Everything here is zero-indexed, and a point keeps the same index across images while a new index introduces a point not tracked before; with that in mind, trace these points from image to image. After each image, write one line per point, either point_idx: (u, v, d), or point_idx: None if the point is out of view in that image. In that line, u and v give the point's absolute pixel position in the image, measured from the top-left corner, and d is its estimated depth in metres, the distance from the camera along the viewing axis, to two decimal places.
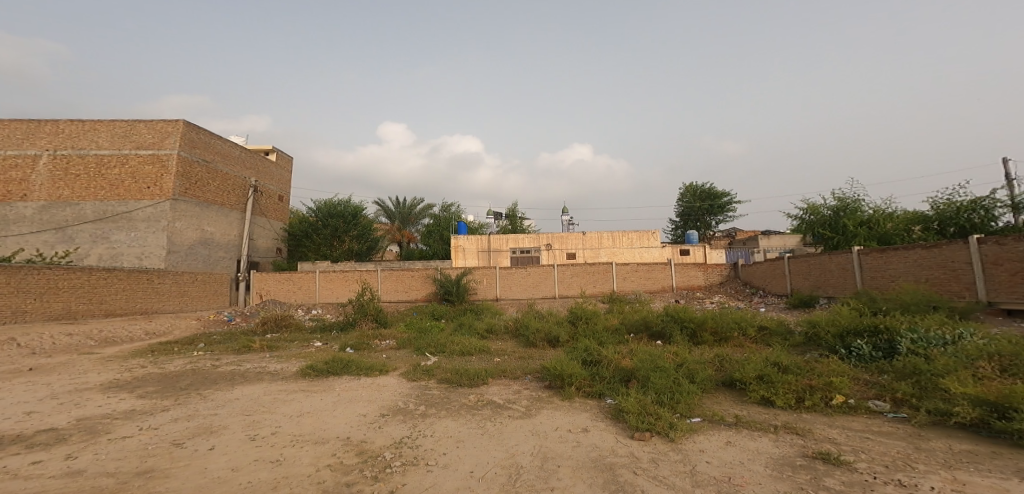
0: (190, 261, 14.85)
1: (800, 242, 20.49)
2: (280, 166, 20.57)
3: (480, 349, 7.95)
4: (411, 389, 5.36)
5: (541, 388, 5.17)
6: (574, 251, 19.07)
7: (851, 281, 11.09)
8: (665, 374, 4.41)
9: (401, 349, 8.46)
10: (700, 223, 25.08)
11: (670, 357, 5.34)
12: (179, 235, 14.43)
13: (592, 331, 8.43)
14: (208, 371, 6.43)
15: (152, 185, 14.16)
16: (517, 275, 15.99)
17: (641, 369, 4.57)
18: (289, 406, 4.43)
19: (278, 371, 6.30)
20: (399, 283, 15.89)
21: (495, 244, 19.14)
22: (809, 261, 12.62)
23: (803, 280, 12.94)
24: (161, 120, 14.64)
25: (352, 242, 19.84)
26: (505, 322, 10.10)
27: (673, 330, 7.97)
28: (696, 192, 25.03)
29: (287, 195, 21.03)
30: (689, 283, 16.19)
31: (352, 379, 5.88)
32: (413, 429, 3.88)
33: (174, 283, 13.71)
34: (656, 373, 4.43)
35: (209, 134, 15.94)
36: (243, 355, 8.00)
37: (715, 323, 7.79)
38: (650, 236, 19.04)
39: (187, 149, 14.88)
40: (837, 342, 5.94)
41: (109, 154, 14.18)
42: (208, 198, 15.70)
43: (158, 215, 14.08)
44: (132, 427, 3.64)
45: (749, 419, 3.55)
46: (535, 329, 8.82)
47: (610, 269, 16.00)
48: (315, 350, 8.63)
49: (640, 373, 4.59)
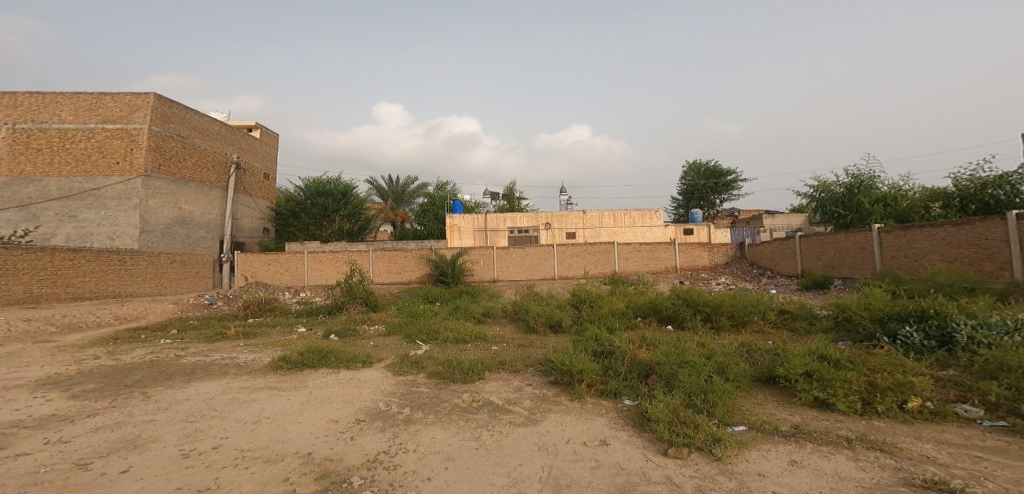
0: (167, 241, 13.98)
1: (806, 221, 19.81)
2: (265, 143, 19.42)
3: (477, 335, 7.24)
4: (396, 386, 4.66)
5: (546, 384, 4.48)
6: (574, 231, 18.31)
7: (870, 261, 10.42)
8: (693, 368, 3.72)
9: (390, 336, 7.75)
10: (703, 202, 24.32)
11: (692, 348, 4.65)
12: (153, 213, 13.53)
13: (598, 316, 7.77)
14: (168, 364, 5.68)
15: (122, 161, 13.18)
16: (514, 255, 15.28)
17: (663, 362, 3.87)
18: (246, 410, 3.70)
19: (247, 364, 5.57)
20: (391, 264, 15.13)
21: (491, 223, 18.34)
22: (823, 240, 11.92)
23: (815, 260, 12.27)
24: (129, 93, 13.52)
25: (342, 222, 18.96)
26: (503, 305, 9.39)
27: (686, 315, 7.29)
28: (700, 170, 24.21)
29: (274, 174, 19.95)
30: (694, 264, 15.53)
31: (331, 373, 5.16)
32: (391, 441, 3.17)
33: (149, 264, 12.86)
34: (683, 368, 3.73)
35: (184, 109, 14.84)
36: (215, 343, 7.26)
37: (732, 306, 7.12)
38: (653, 215, 18.30)
39: (160, 124, 13.81)
40: (878, 329, 5.23)
41: (74, 128, 13.10)
42: (185, 176, 14.74)
43: (129, 192, 13.13)
44: (37, 441, 2.90)
45: (810, 428, 2.86)
46: (536, 313, 8.15)
47: (612, 249, 15.29)
48: (296, 337, 7.92)
49: (663, 368, 3.89)
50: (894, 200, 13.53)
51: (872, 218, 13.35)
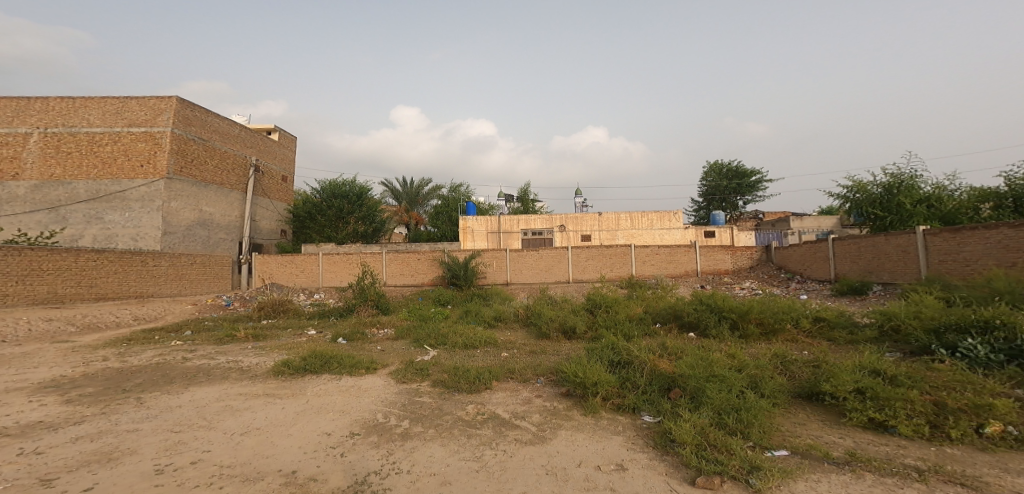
0: (188, 242, 14.20)
1: (837, 223, 18.87)
2: (284, 145, 19.65)
3: (487, 341, 6.94)
4: (398, 395, 4.40)
5: (557, 396, 4.13)
6: (591, 233, 17.87)
7: (913, 265, 9.69)
8: (723, 382, 3.32)
9: (398, 340, 7.53)
10: (726, 203, 23.50)
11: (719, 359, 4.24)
12: (175, 215, 13.76)
13: (614, 321, 7.38)
14: (171, 367, 5.56)
15: (145, 163, 13.44)
16: (529, 257, 14.96)
17: (689, 374, 3.49)
18: (235, 420, 3.48)
19: (249, 368, 5.40)
20: (405, 267, 15.01)
21: (507, 225, 18.07)
22: (860, 243, 11.19)
23: (850, 264, 11.53)
24: (153, 97, 13.80)
25: (358, 224, 18.99)
26: (515, 309, 9.06)
27: (711, 322, 6.81)
28: (722, 170, 23.44)
29: (292, 176, 20.16)
30: (717, 267, 14.89)
31: (332, 380, 4.93)
32: (384, 460, 2.88)
33: (170, 265, 13.06)
34: (711, 381, 3.34)
35: (206, 112, 15.10)
36: (223, 345, 7.16)
37: (761, 313, 6.61)
38: (673, 216, 17.70)
39: (182, 127, 14.06)
40: (934, 341, 4.65)
41: (101, 132, 13.44)
42: (206, 178, 14.96)
43: (151, 195, 13.38)
44: (11, 451, 2.73)
45: (868, 455, 2.44)
46: (549, 317, 7.81)
47: (630, 251, 14.80)
48: (305, 340, 7.78)
49: (688, 381, 3.50)
50: (939, 200, 12.64)
51: (915, 220, 12.48)
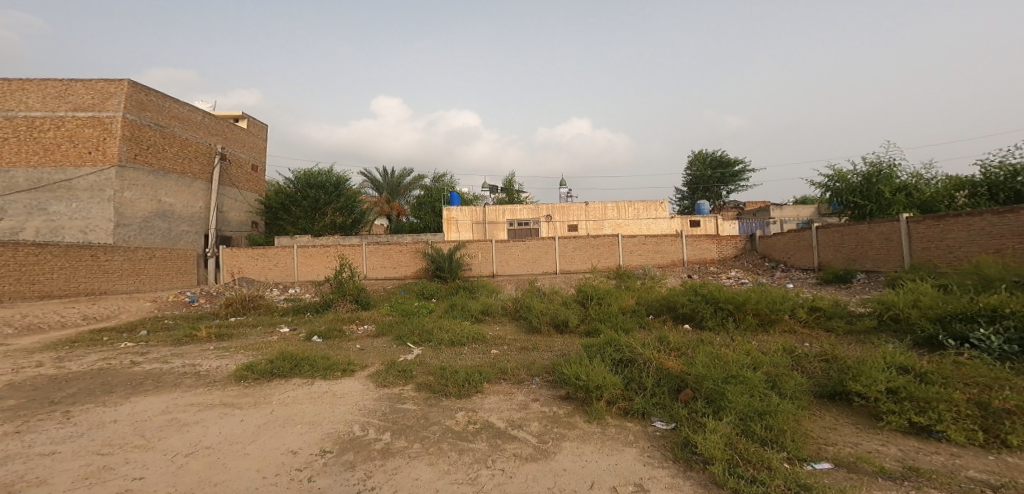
0: (146, 235, 13.21)
1: (816, 212, 19.09)
2: (253, 133, 18.51)
3: (475, 337, 6.52)
4: (377, 402, 3.94)
5: (557, 400, 3.74)
6: (576, 223, 17.57)
7: (897, 253, 9.71)
8: (743, 382, 2.98)
9: (379, 338, 7.03)
10: (710, 192, 23.56)
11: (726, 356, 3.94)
12: (130, 206, 12.73)
13: (607, 314, 7.07)
14: (116, 375, 4.92)
15: (94, 150, 12.34)
16: (514, 248, 14.54)
17: (704, 374, 3.13)
18: (181, 437, 2.97)
19: (208, 373, 4.83)
20: (385, 259, 14.37)
21: (490, 215, 17.58)
22: (843, 231, 11.20)
23: (834, 253, 11.54)
24: (101, 79, 12.63)
25: (334, 215, 18.14)
26: (503, 302, 8.65)
27: (707, 314, 6.57)
28: (706, 159, 23.46)
29: (262, 165, 19.07)
30: (702, 257, 14.81)
31: (303, 385, 4.43)
32: (359, 485, 2.44)
33: (126, 260, 12.09)
34: (730, 381, 2.99)
35: (162, 96, 13.98)
36: (182, 347, 6.53)
37: (758, 303, 6.38)
38: (658, 206, 17.56)
39: (135, 111, 12.94)
40: (941, 331, 4.44)
41: (41, 116, 12.21)
42: (165, 166, 13.92)
43: (102, 184, 12.31)
44: None
45: (926, 468, 2.13)
46: (539, 311, 7.44)
47: (616, 241, 14.56)
48: (276, 340, 7.19)
49: (702, 383, 3.15)
50: (917, 189, 12.77)
51: (895, 208, 12.58)
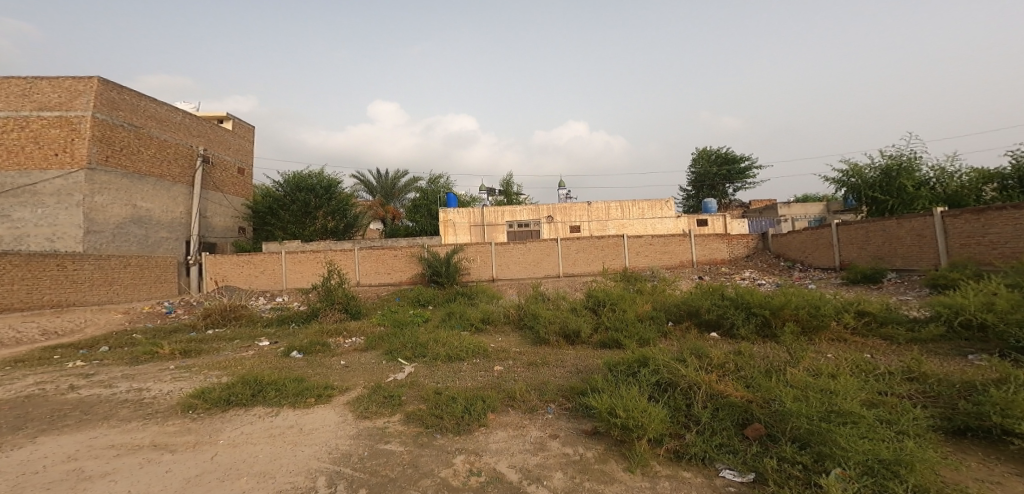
0: (121, 242, 12.36)
1: (827, 210, 18.39)
2: (239, 135, 17.69)
3: (474, 350, 5.71)
4: (354, 442, 3.13)
5: (582, 439, 2.95)
6: (578, 224, 16.81)
7: (931, 250, 8.95)
8: (851, 420, 2.22)
9: (367, 352, 6.23)
10: (716, 190, 22.89)
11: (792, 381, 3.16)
12: (101, 211, 11.89)
13: (623, 321, 6.30)
14: (41, 405, 4.10)
15: (61, 152, 11.51)
16: (514, 251, 13.75)
17: (791, 407, 2.37)
18: None
19: (153, 402, 4.02)
20: (378, 264, 13.53)
21: (488, 217, 16.79)
22: (868, 228, 10.47)
23: (858, 251, 10.79)
24: (68, 77, 11.83)
25: (325, 219, 17.30)
26: (505, 308, 7.85)
27: (739, 321, 5.80)
28: (711, 156, 22.80)
29: (249, 168, 18.23)
30: (712, 257, 14.07)
31: (266, 417, 3.62)
32: None
33: (97, 269, 11.23)
34: (833, 419, 2.23)
35: (137, 95, 13.18)
36: (139, 366, 5.70)
37: (797, 308, 5.60)
38: (663, 205, 16.83)
39: (106, 111, 12.12)
40: None
41: (4, 116, 11.38)
42: (141, 169, 13.10)
43: (70, 188, 11.47)
44: None
45: None
46: (547, 319, 6.65)
47: (621, 242, 13.80)
48: (250, 356, 6.36)
49: (789, 421, 2.37)
50: (941, 182, 12.04)
51: (919, 204, 11.82)
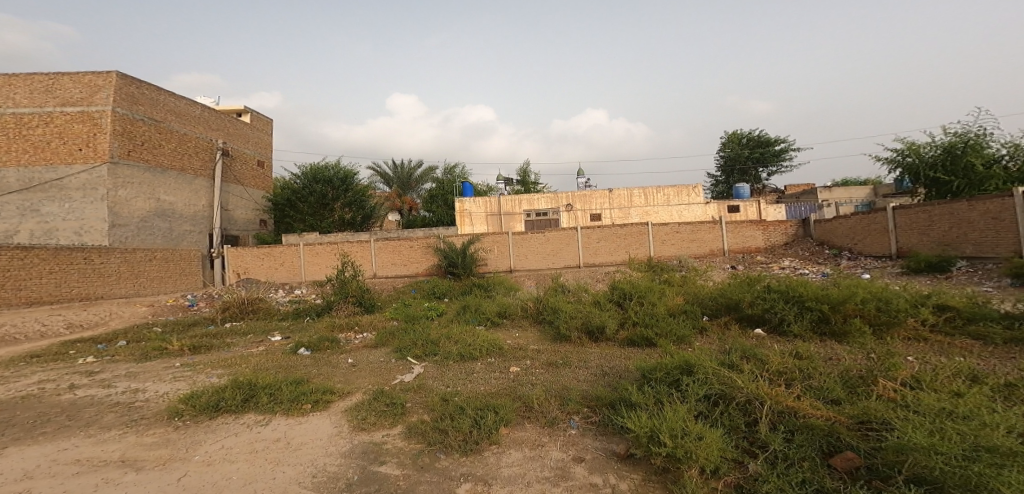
0: (145, 236, 12.49)
1: (874, 194, 17.02)
2: (257, 128, 17.70)
3: (489, 348, 5.22)
4: (345, 461, 2.70)
5: (613, 465, 2.42)
6: (600, 212, 16.05)
7: (1010, 235, 7.86)
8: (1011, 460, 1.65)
9: (376, 349, 5.85)
10: (748, 174, 21.59)
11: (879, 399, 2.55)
12: (124, 205, 12.00)
13: (652, 316, 5.68)
14: (31, 407, 3.86)
15: (84, 147, 11.63)
16: (533, 240, 13.18)
17: (914, 438, 1.83)
18: None
19: (142, 405, 3.71)
20: (396, 255, 13.24)
21: (506, 206, 16.26)
22: (932, 211, 9.37)
23: (918, 237, 9.71)
24: (88, 72, 11.92)
25: (344, 211, 17.18)
26: (523, 301, 7.33)
27: (790, 316, 5.10)
28: (742, 139, 21.51)
29: (268, 160, 18.24)
30: (746, 245, 13.10)
31: (254, 427, 3.24)
32: None
33: (123, 262, 11.34)
34: (983, 457, 1.68)
35: (156, 89, 13.24)
36: (143, 363, 5.48)
37: (862, 301, 4.87)
38: (691, 190, 15.86)
39: (126, 106, 12.20)
40: None
41: (30, 112, 11.56)
42: (162, 163, 13.20)
43: (94, 182, 11.59)
44: None
45: None
46: (567, 313, 6.09)
47: (646, 230, 13.02)
48: (257, 352, 6.08)
49: (906, 455, 1.82)
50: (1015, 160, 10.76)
51: (992, 184, 10.56)
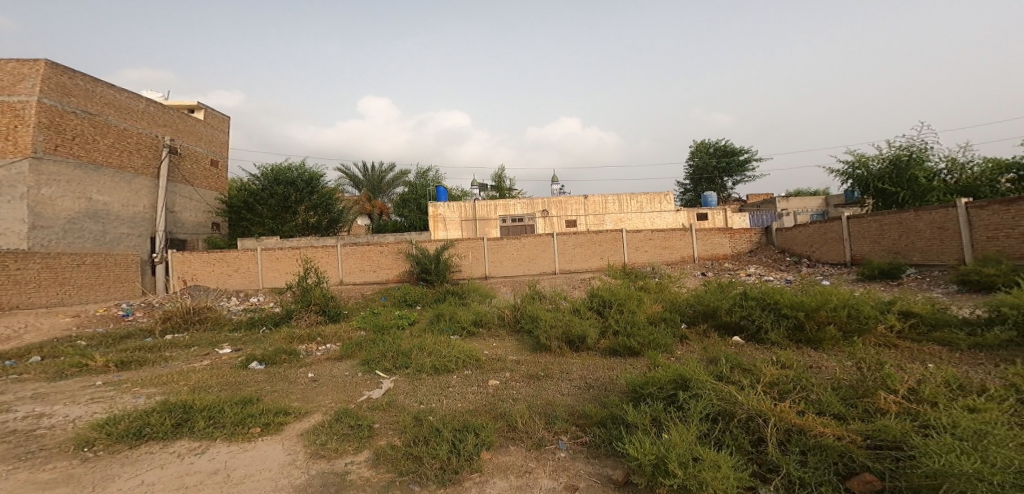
0: (73, 238, 11.26)
1: (827, 204, 17.94)
2: (212, 125, 16.56)
3: (465, 360, 4.89)
4: None
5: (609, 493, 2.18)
6: (575, 218, 16.05)
7: (953, 244, 8.36)
8: None
9: (341, 362, 5.38)
10: (714, 183, 22.36)
11: (879, 412, 2.46)
12: (49, 205, 10.77)
13: (633, 324, 5.54)
14: None
15: (2, 140, 10.37)
16: (509, 246, 12.94)
17: (945, 464, 1.68)
18: None
19: (49, 434, 3.14)
20: (362, 261, 12.62)
21: (481, 211, 15.95)
22: (883, 221, 9.87)
23: (871, 245, 10.21)
24: (12, 59, 10.69)
25: (307, 215, 16.29)
26: (499, 309, 7.03)
27: (767, 323, 5.08)
28: (709, 149, 22.29)
29: (223, 160, 17.08)
30: (713, 252, 13.40)
31: (186, 458, 2.76)
32: None
33: (45, 267, 10.13)
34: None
35: (93, 79, 12.07)
36: (62, 382, 4.77)
37: (835, 309, 4.89)
38: (662, 198, 16.15)
39: (55, 97, 11.01)
40: None
41: None
42: (96, 159, 11.99)
43: (13, 179, 10.34)
44: None
45: None
46: (547, 322, 5.86)
47: (620, 237, 13.06)
48: (202, 367, 5.46)
49: (938, 481, 1.67)
50: (952, 174, 11.57)
51: (933, 196, 11.28)
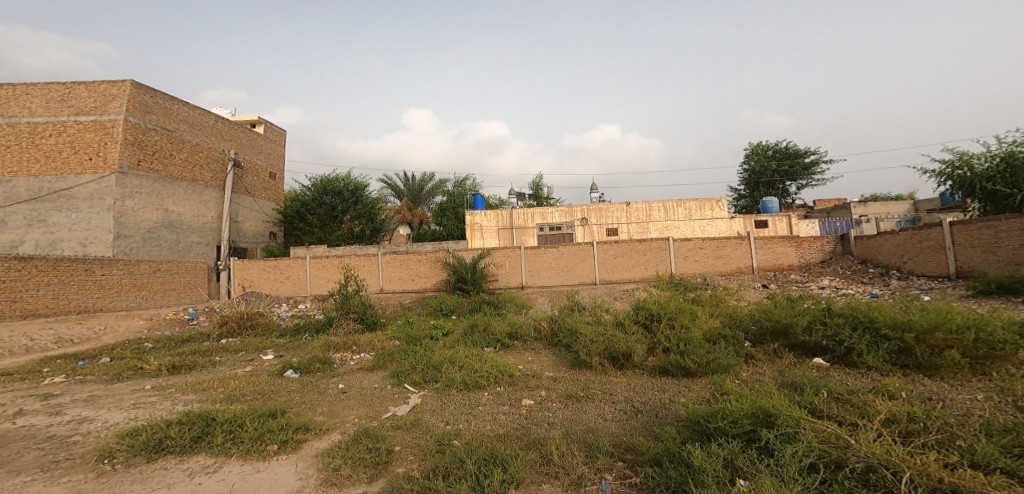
0: (150, 247, 12.21)
1: (914, 209, 15.88)
2: (270, 140, 17.61)
3: (498, 376, 4.49)
4: None
5: None
6: (617, 226, 15.29)
7: None
8: None
9: (371, 374, 5.16)
10: (773, 188, 20.64)
11: None
12: (131, 216, 11.77)
13: (686, 341, 4.88)
14: None
15: (94, 156, 11.49)
16: (546, 255, 12.48)
17: None
18: None
19: (79, 442, 3.08)
20: (404, 270, 12.66)
21: (518, 220, 15.63)
22: (997, 226, 8.37)
23: (981, 255, 8.71)
24: (104, 82, 11.91)
25: (353, 224, 16.79)
26: (536, 320, 6.58)
27: (861, 345, 4.24)
28: (767, 151, 20.68)
29: (280, 173, 18.07)
30: (776, 262, 12.12)
31: (196, 479, 2.56)
32: None
33: (125, 273, 11.00)
34: None
35: (171, 99, 13.19)
36: (112, 386, 4.88)
37: (957, 331, 4.01)
38: (713, 204, 15.00)
39: (139, 115, 12.10)
40: None
41: (44, 122, 11.52)
42: (173, 173, 13.03)
43: (102, 192, 11.40)
44: None
45: None
46: (586, 336, 5.33)
47: (667, 246, 12.18)
48: (240, 374, 5.44)
49: None
50: None
51: None
